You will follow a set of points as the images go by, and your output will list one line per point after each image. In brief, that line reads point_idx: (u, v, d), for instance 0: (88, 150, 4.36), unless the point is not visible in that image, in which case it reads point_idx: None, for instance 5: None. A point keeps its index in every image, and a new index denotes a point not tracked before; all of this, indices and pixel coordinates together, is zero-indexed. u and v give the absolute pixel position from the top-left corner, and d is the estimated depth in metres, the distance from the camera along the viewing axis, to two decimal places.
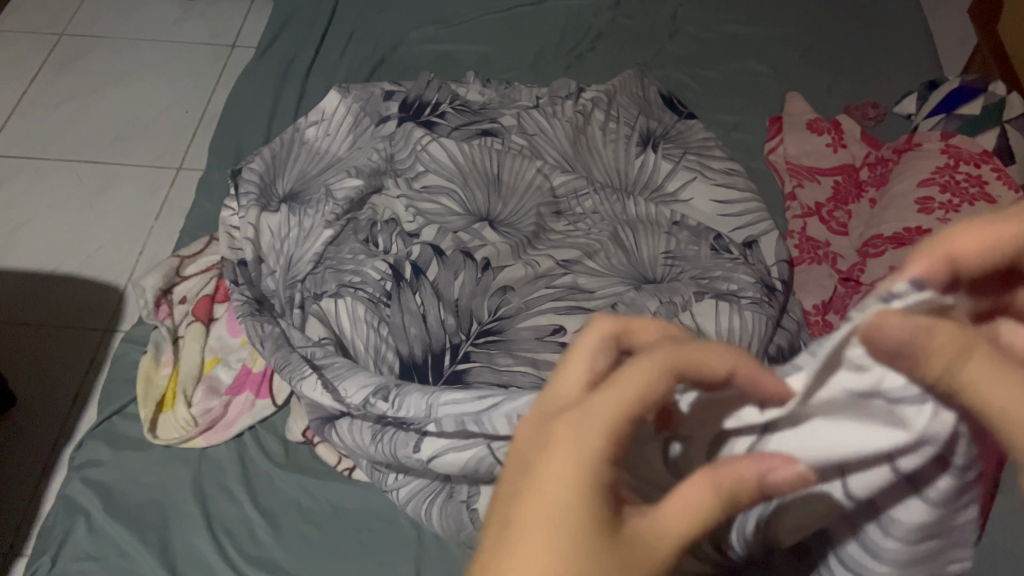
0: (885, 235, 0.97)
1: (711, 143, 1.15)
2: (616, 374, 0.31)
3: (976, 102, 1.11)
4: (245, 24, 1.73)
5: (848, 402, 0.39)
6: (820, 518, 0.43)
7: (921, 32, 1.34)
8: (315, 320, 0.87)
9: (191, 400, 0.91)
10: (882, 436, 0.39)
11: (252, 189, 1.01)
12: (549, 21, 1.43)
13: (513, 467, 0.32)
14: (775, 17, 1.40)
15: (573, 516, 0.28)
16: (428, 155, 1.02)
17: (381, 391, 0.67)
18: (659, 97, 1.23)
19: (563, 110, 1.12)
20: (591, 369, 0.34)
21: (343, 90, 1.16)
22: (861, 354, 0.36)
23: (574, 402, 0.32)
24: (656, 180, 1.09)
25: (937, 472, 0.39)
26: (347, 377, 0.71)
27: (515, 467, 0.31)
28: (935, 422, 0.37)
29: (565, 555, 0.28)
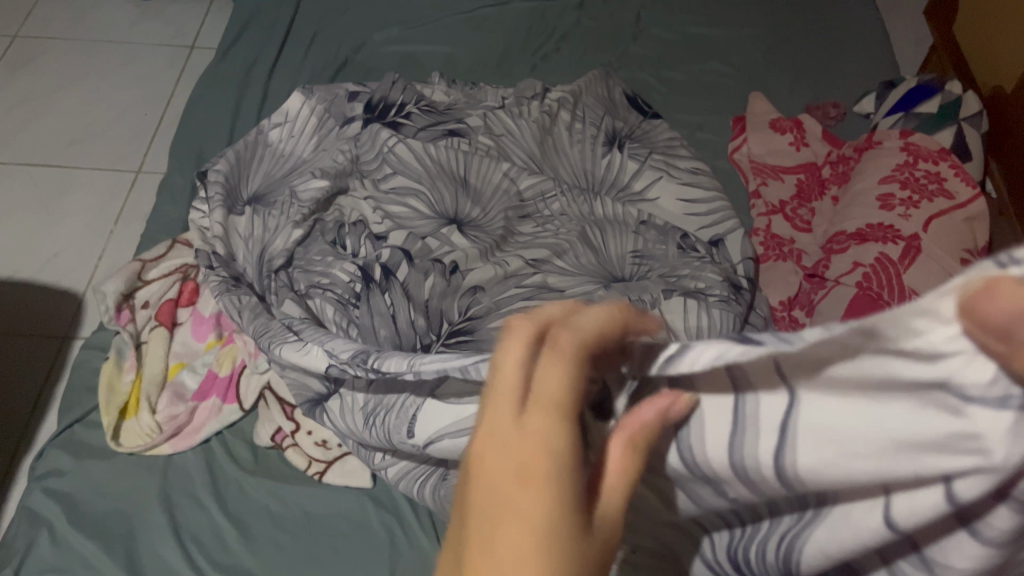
0: (848, 231, 0.98)
1: (676, 143, 1.16)
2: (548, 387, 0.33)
3: (933, 101, 1.13)
4: (205, 25, 1.71)
5: (909, 388, 0.31)
6: (863, 537, 0.37)
7: (879, 33, 1.37)
8: (288, 304, 0.85)
9: (156, 406, 0.89)
10: (937, 446, 0.30)
11: (218, 186, 0.99)
12: (514, 21, 1.43)
13: (481, 487, 0.32)
14: (737, 19, 1.41)
15: (557, 523, 0.30)
16: (395, 157, 1.01)
17: (360, 357, 0.63)
18: (624, 98, 1.24)
19: (529, 111, 1.12)
20: (526, 376, 0.34)
21: (307, 92, 1.14)
22: (946, 336, 0.28)
23: (522, 417, 0.33)
24: (623, 179, 1.10)
25: (992, 503, 0.32)
26: (329, 342, 0.68)
27: (484, 487, 0.32)
28: (1010, 439, 0.28)
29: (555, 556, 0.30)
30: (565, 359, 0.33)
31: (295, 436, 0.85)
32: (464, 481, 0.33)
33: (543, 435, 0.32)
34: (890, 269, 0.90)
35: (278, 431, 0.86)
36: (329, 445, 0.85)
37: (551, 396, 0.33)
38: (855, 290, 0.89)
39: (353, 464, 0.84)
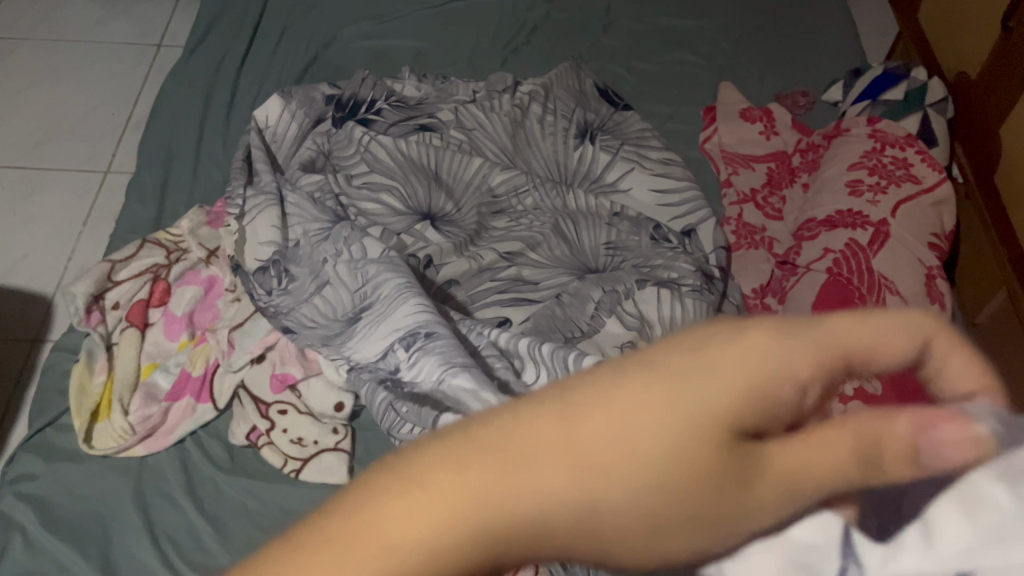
0: (818, 219, 0.99)
1: (648, 134, 1.16)
2: (864, 324, 0.28)
3: (900, 87, 1.14)
4: (171, 24, 1.69)
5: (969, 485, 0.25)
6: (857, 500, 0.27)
7: (846, 22, 1.38)
8: (340, 265, 0.86)
9: (128, 408, 0.88)
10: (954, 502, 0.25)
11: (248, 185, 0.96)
12: (484, 14, 1.43)
13: (682, 353, 0.27)
14: (705, 9, 1.42)
15: (698, 445, 0.26)
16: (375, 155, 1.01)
17: (408, 339, 0.74)
18: (596, 91, 1.24)
19: (500, 105, 1.13)
20: (862, 325, 0.28)
21: (286, 96, 1.09)
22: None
23: (803, 342, 0.27)
24: (595, 170, 1.10)
25: None
26: (383, 320, 0.77)
27: (684, 352, 0.27)
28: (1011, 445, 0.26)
29: (661, 448, 0.26)
30: (899, 323, 0.28)
31: (270, 434, 0.85)
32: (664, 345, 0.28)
33: (774, 350, 0.27)
34: (860, 255, 0.91)
35: (253, 429, 0.85)
36: (305, 443, 0.84)
37: (822, 329, 0.28)
38: (826, 277, 0.90)
39: (328, 462, 0.83)
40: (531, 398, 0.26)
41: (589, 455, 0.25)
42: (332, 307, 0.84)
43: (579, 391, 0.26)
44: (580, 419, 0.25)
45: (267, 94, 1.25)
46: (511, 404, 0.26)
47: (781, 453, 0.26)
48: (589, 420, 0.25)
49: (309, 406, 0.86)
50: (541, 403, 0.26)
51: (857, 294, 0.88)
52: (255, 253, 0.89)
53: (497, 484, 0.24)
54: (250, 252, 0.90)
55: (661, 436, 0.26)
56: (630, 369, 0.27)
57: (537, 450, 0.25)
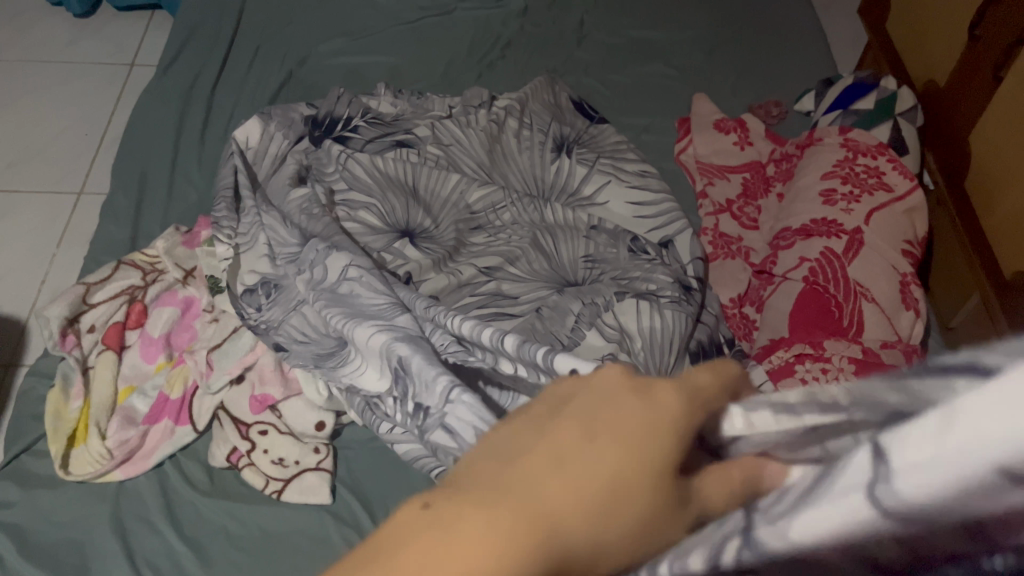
0: (794, 227, 1.00)
1: (624, 146, 1.17)
2: (721, 367, 0.32)
3: (870, 97, 1.16)
4: (145, 42, 1.68)
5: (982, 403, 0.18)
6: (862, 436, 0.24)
7: (816, 33, 1.40)
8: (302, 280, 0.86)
9: (105, 432, 0.86)
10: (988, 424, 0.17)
11: (225, 213, 0.96)
12: (458, 30, 1.44)
13: (606, 412, 0.28)
14: (678, 22, 1.44)
15: (646, 493, 0.27)
16: (354, 173, 1.02)
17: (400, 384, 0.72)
18: (570, 105, 1.24)
19: (477, 121, 1.13)
20: (725, 377, 0.31)
21: (266, 119, 1.09)
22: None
23: (693, 391, 0.29)
24: (572, 184, 1.10)
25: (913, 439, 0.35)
26: (359, 338, 0.76)
27: (607, 411, 0.28)
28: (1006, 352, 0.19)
29: (618, 501, 0.27)
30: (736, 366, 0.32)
31: (251, 455, 0.84)
32: (584, 410, 0.28)
33: (680, 395, 0.29)
34: (836, 263, 0.92)
35: (233, 451, 0.84)
36: (286, 463, 0.84)
37: (702, 373, 0.30)
38: (803, 285, 0.91)
39: (309, 482, 0.82)
40: (482, 478, 0.27)
41: (558, 514, 0.26)
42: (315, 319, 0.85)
43: (530, 468, 0.27)
44: (538, 486, 0.26)
45: (242, 113, 1.25)
46: (472, 489, 0.26)
47: (701, 488, 0.29)
48: (549, 491, 0.26)
49: (290, 426, 0.85)
50: (507, 480, 0.26)
51: (834, 302, 0.89)
52: (243, 280, 0.91)
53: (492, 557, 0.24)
54: (239, 280, 0.92)
55: (622, 479, 0.27)
56: (572, 434, 0.28)
57: (518, 515, 0.25)
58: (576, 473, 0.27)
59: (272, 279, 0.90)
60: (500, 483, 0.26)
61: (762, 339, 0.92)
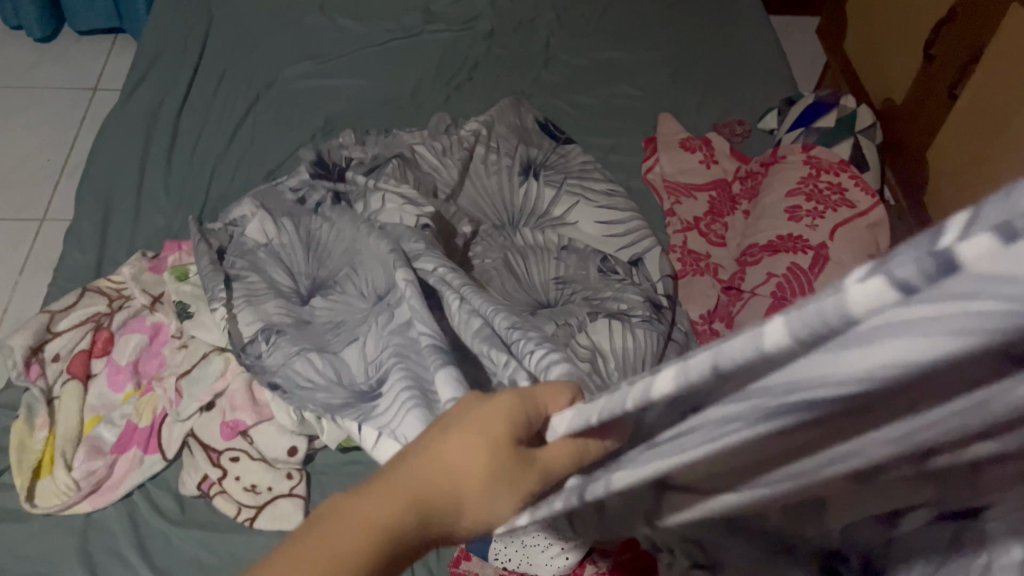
0: (760, 243, 1.01)
1: (590, 167, 1.18)
2: (555, 385, 0.43)
3: (830, 115, 1.19)
4: (107, 67, 1.66)
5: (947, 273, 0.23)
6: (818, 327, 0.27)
7: (775, 53, 1.43)
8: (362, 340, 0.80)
9: (72, 462, 0.85)
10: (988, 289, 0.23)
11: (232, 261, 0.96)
12: (426, 53, 1.44)
13: (472, 416, 0.39)
14: (641, 43, 1.46)
15: (503, 464, 0.38)
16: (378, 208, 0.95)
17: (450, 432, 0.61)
18: (535, 128, 1.25)
19: (451, 149, 1.12)
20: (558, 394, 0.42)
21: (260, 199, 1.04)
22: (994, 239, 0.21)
23: (530, 399, 0.41)
24: (541, 206, 1.11)
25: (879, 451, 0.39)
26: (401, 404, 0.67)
27: (470, 416, 0.39)
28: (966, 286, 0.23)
29: (478, 465, 0.38)
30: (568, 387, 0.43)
31: (222, 483, 0.83)
32: (454, 419, 0.40)
33: (523, 401, 0.40)
34: (802, 278, 0.94)
35: (204, 478, 0.84)
36: (258, 490, 0.83)
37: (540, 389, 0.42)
38: (771, 300, 0.92)
39: (282, 509, 0.82)
40: (386, 464, 0.37)
41: (438, 479, 0.37)
42: (323, 368, 0.79)
43: (416, 455, 0.38)
44: (423, 465, 0.37)
45: (209, 138, 1.25)
46: (379, 468, 0.37)
47: (545, 455, 0.40)
48: (428, 462, 0.37)
49: (261, 452, 0.84)
50: (400, 464, 0.37)
51: None
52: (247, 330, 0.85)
53: (393, 503, 0.35)
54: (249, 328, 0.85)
55: (482, 453, 0.38)
56: (443, 431, 0.39)
57: (407, 484, 0.36)
58: (444, 462, 0.37)
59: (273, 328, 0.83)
60: (395, 463, 0.37)
61: None
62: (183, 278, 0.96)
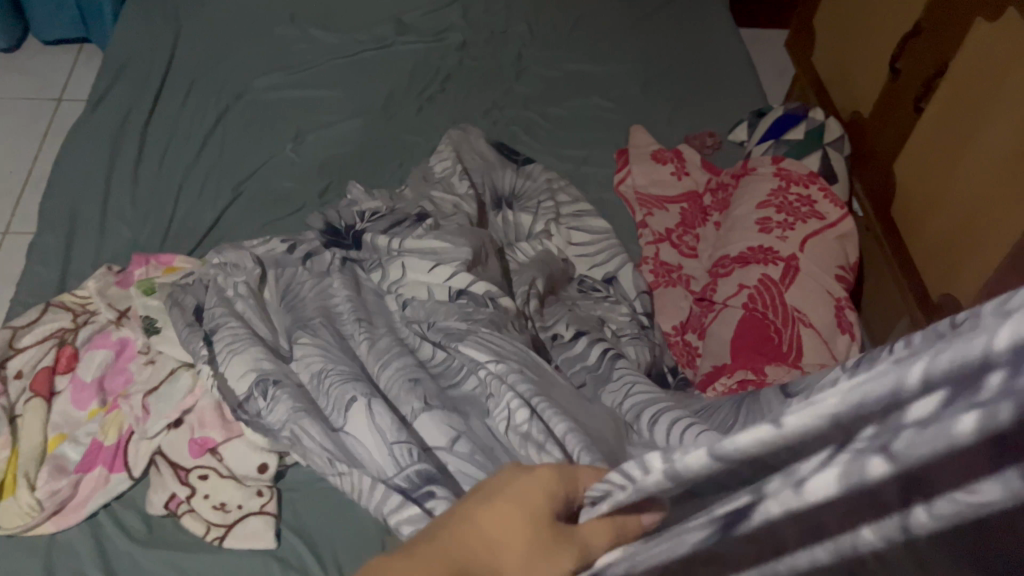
0: (732, 254, 1.02)
1: (556, 184, 1.17)
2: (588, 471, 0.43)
3: (800, 127, 1.20)
4: (72, 77, 1.64)
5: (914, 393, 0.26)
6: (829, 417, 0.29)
7: (745, 65, 1.45)
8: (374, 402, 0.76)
9: (35, 482, 0.81)
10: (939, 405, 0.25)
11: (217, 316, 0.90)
12: (397, 65, 1.44)
13: (506, 488, 0.39)
14: (613, 55, 1.47)
15: (539, 534, 0.37)
16: (400, 279, 0.94)
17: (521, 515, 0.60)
18: (490, 150, 1.23)
19: (455, 186, 1.11)
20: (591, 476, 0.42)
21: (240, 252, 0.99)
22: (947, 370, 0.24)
23: (566, 476, 0.41)
24: (519, 231, 1.10)
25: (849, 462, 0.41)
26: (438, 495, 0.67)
27: (504, 488, 0.39)
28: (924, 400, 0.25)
29: (510, 535, 0.37)
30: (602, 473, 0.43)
31: (191, 501, 0.81)
32: (488, 492, 0.39)
33: (558, 475, 0.40)
34: (773, 289, 0.94)
35: (172, 497, 0.81)
36: (228, 508, 0.81)
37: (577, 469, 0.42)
38: (742, 312, 0.93)
39: (253, 527, 0.80)
40: (419, 534, 0.37)
41: (470, 547, 0.36)
42: (326, 442, 0.76)
43: (447, 524, 0.37)
44: (456, 532, 0.36)
45: (178, 151, 1.23)
46: (413, 538, 0.36)
47: (582, 529, 0.39)
48: (461, 530, 0.37)
49: (231, 469, 0.83)
50: (432, 533, 0.37)
51: (773, 327, 0.91)
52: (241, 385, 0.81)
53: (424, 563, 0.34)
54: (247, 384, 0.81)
55: (515, 521, 0.37)
56: (478, 502, 0.39)
57: (439, 549, 0.35)
58: (478, 530, 0.37)
59: (270, 379, 0.80)
60: (429, 533, 0.37)
61: (705, 366, 0.93)
62: (149, 292, 0.96)
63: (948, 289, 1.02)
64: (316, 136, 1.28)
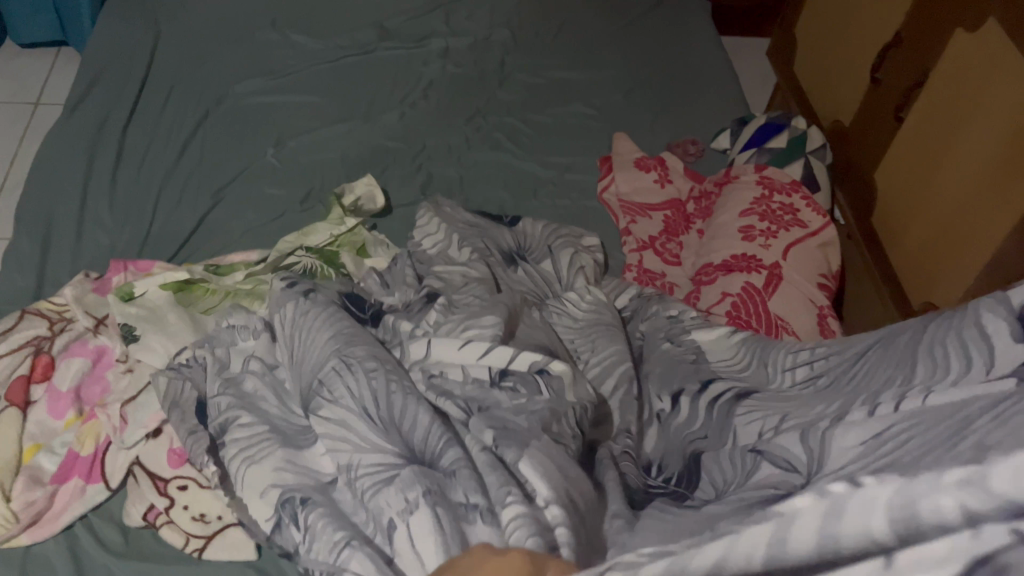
0: (715, 262, 1.02)
1: (562, 228, 1.06)
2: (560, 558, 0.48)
3: (782, 135, 1.21)
4: (50, 81, 1.62)
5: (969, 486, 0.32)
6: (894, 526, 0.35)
7: (727, 74, 1.45)
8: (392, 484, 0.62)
9: (10, 493, 0.79)
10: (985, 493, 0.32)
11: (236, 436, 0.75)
12: (380, 71, 1.43)
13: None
14: (595, 63, 1.47)
15: None
16: (422, 356, 0.77)
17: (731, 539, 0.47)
18: (471, 214, 1.08)
19: (463, 254, 0.97)
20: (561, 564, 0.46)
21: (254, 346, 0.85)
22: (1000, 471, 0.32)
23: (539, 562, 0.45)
24: (555, 281, 0.97)
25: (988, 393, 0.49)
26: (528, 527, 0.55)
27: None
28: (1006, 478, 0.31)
29: None
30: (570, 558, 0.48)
31: (169, 512, 0.80)
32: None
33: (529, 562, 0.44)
34: (757, 298, 0.95)
35: (150, 508, 0.80)
36: (208, 519, 0.80)
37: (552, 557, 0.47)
38: (726, 320, 0.93)
39: (235, 538, 0.78)
40: None
41: None
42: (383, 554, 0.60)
43: None
44: None
45: (157, 157, 1.22)
46: None
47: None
48: None
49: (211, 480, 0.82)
50: None
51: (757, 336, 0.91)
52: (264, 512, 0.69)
53: None
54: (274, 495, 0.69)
55: None
56: None
57: None
58: None
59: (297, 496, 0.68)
60: None
61: None
62: (127, 297, 0.93)
63: (927, 297, 1.03)
64: (299, 142, 1.27)
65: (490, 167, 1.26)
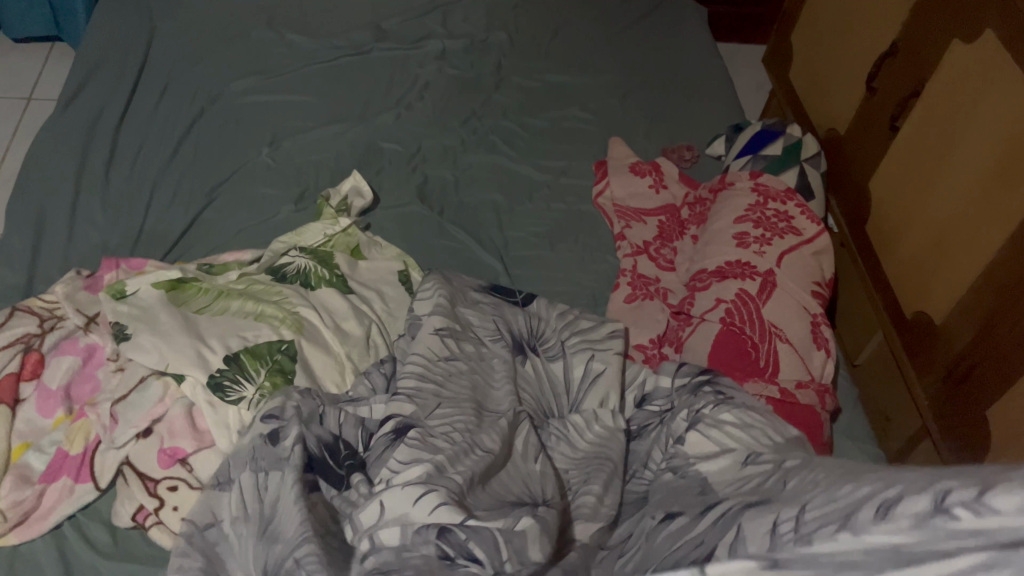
0: (709, 269, 1.02)
1: (577, 317, 0.92)
2: None
3: (777, 143, 1.21)
4: (44, 75, 1.61)
5: None
6: None
7: (724, 80, 1.46)
8: None
9: None
10: None
11: None
12: (375, 73, 1.42)
13: None
14: (591, 68, 1.47)
15: None
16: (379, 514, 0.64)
17: None
18: (480, 290, 0.95)
19: (449, 346, 0.82)
20: None
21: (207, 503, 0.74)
22: None
23: None
24: (564, 389, 0.85)
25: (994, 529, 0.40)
26: None
27: None
28: None
29: None
30: None
31: (159, 513, 0.79)
32: None
33: None
34: (750, 305, 0.95)
35: (140, 509, 0.80)
36: None
37: None
38: (719, 326, 0.92)
39: None
40: None
41: None
42: None
43: None
44: None
45: (149, 156, 1.21)
46: None
47: None
48: None
49: (202, 480, 0.81)
50: None
51: (750, 342, 0.91)
52: None
53: None
54: None
55: None
56: None
57: None
58: None
59: None
60: None
61: None
62: (119, 296, 0.91)
63: (919, 305, 1.03)
64: (293, 141, 1.27)
65: (485, 170, 1.25)
